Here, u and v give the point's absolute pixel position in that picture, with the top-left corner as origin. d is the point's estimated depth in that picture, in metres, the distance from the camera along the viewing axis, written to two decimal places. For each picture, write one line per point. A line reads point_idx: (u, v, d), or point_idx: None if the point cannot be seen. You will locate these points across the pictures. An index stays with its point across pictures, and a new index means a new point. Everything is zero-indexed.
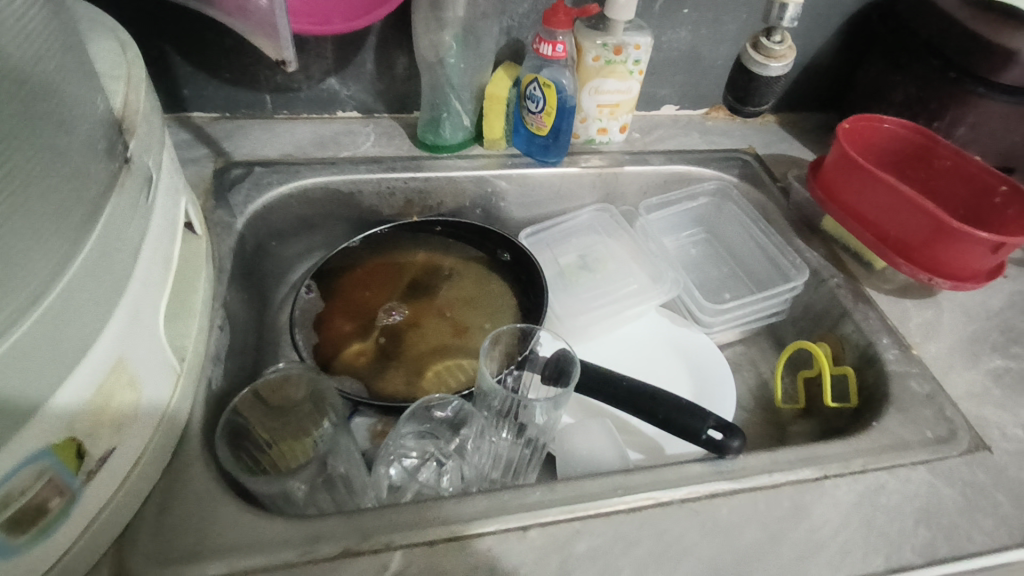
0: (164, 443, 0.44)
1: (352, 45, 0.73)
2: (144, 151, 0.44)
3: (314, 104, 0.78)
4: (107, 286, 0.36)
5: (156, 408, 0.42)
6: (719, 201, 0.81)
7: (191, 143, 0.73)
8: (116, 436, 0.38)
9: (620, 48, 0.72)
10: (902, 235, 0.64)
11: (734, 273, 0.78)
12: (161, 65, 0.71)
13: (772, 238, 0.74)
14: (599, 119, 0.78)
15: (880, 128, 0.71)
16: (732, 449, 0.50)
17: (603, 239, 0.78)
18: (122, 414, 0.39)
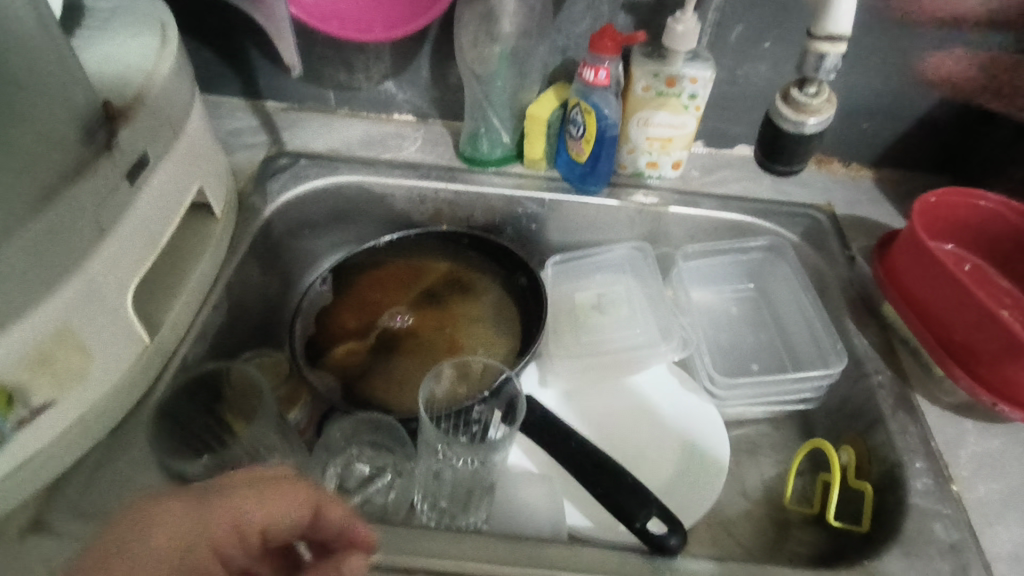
0: (115, 404, 0.48)
1: (408, 52, 0.74)
2: (140, 139, 0.48)
3: (373, 105, 0.80)
4: (52, 262, 0.40)
5: (110, 372, 0.47)
6: (770, 259, 0.72)
7: (255, 129, 0.78)
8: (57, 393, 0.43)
9: (674, 80, 0.66)
10: (966, 344, 0.54)
11: (773, 344, 0.68)
12: (240, 56, 0.77)
13: (819, 317, 0.65)
14: (648, 152, 0.72)
15: (974, 207, 0.59)
16: (670, 548, 0.45)
17: (623, 279, 0.74)
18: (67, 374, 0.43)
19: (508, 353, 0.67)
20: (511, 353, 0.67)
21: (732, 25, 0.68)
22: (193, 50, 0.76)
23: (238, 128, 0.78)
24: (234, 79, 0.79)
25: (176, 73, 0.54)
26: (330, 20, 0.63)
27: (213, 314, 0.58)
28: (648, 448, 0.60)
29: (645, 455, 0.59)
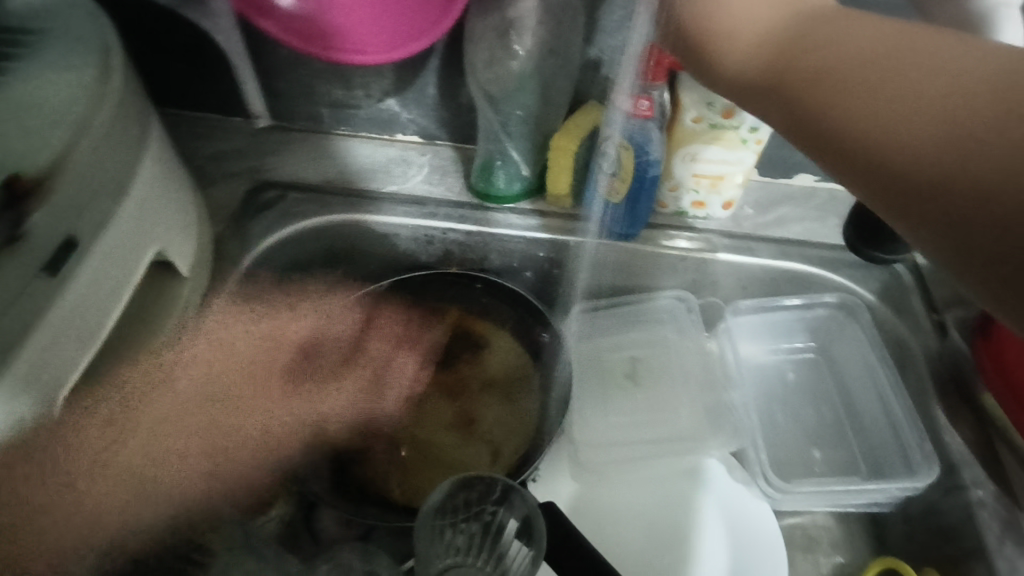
0: (86, 476, 0.46)
1: (412, 67, 0.62)
2: (65, 218, 0.39)
3: (373, 125, 0.68)
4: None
5: (74, 446, 0.45)
6: (841, 321, 0.62)
7: (237, 154, 0.67)
8: (19, 475, 0.41)
9: (732, 110, 0.54)
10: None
11: (842, 429, 0.59)
12: (210, 68, 0.64)
13: (901, 407, 0.55)
14: (694, 190, 0.61)
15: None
16: None
17: (660, 334, 0.63)
18: (29, 457, 0.41)
19: (526, 432, 0.57)
20: (530, 428, 0.58)
21: None
22: (156, 61, 0.64)
23: (218, 152, 0.67)
24: (207, 94, 0.67)
25: (112, 122, 0.43)
26: (320, 40, 0.53)
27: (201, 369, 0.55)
28: (693, 562, 0.53)
29: (684, 551, 0.53)
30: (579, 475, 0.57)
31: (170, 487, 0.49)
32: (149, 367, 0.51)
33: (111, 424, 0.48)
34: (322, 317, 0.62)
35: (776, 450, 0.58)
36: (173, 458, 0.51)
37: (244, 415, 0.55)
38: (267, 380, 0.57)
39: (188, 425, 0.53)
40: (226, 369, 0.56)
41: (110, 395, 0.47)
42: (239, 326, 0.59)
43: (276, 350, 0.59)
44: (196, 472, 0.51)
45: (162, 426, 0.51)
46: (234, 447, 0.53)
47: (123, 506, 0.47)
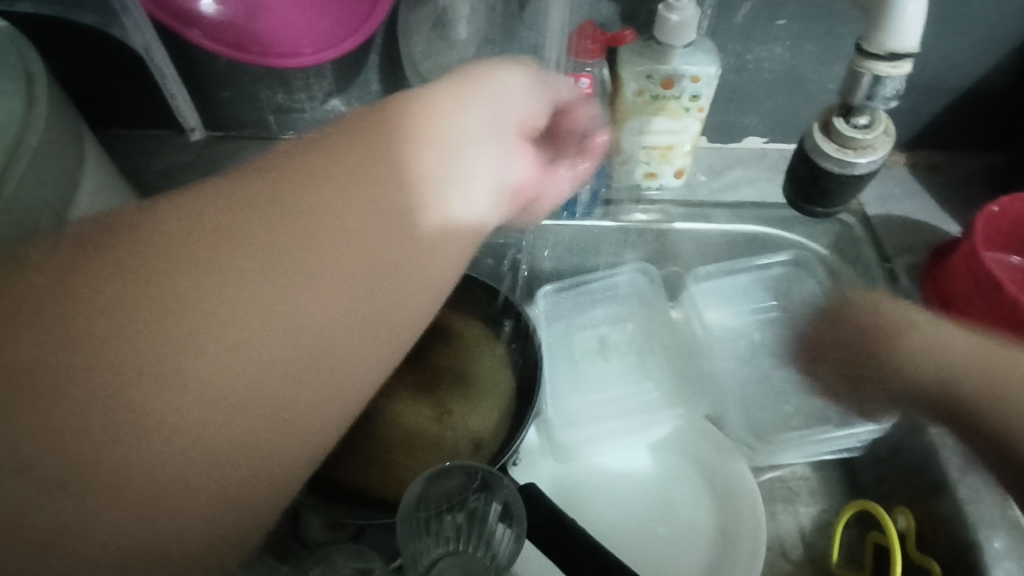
0: (194, 325, 0.29)
1: (352, 65, 0.61)
2: None
3: (321, 127, 0.67)
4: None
5: (155, 294, 0.29)
6: (796, 275, 0.65)
7: (187, 168, 0.67)
8: (141, 241, 0.30)
9: (671, 82, 0.55)
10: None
11: (804, 381, 0.61)
12: (143, 85, 0.62)
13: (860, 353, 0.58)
14: (646, 162, 0.62)
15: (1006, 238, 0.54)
16: None
17: (627, 308, 0.65)
18: (184, 246, 0.30)
19: (502, 412, 0.58)
20: (505, 411, 0.58)
21: (740, 3, 0.55)
22: (90, 80, 0.62)
23: (168, 167, 0.66)
24: (146, 108, 0.65)
25: (46, 150, 0.43)
26: (250, 46, 0.53)
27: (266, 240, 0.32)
28: (679, 526, 0.54)
29: (671, 519, 0.55)
30: (561, 457, 0.57)
31: (203, 365, 0.29)
32: (328, 177, 0.35)
33: (212, 266, 0.30)
34: (501, 116, 0.44)
35: (751, 409, 0.59)
36: (288, 300, 0.32)
37: (363, 206, 0.35)
38: (426, 216, 0.38)
39: (312, 230, 0.33)
40: (359, 154, 0.37)
41: (254, 243, 0.32)
42: (405, 133, 0.40)
43: (443, 161, 0.40)
44: (322, 306, 0.33)
45: (319, 262, 0.33)
46: (410, 240, 0.37)
47: (123, 373, 0.27)
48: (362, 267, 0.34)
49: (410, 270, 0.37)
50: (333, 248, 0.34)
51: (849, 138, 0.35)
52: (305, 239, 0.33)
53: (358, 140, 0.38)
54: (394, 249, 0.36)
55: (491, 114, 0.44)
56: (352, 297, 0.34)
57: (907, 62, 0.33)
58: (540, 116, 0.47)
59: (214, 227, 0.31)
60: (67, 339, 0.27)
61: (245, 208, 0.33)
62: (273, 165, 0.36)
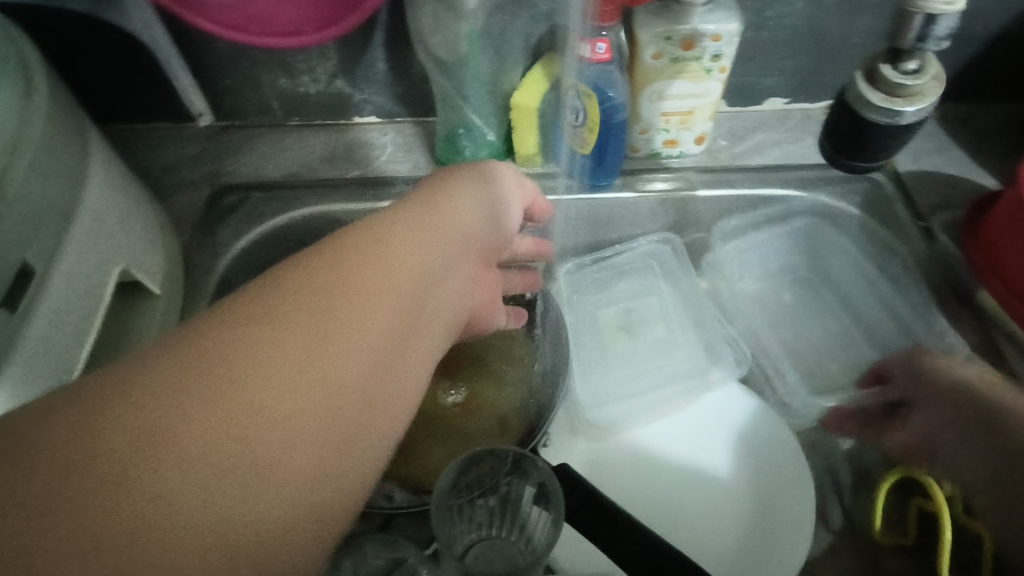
0: (171, 472, 0.23)
1: (356, 44, 0.59)
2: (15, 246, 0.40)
3: (328, 111, 0.65)
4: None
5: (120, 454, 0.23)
6: (830, 226, 0.62)
7: (194, 160, 0.65)
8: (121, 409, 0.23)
9: (691, 42, 0.52)
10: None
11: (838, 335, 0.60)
12: (144, 76, 0.61)
13: (901, 301, 0.58)
14: (665, 129, 0.59)
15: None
16: None
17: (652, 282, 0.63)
18: (192, 354, 0.26)
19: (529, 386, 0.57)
20: (533, 391, 0.57)
21: None
22: (90, 74, 0.60)
23: (174, 160, 0.65)
24: (148, 101, 0.63)
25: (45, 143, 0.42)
26: (249, 26, 0.52)
27: (244, 381, 0.26)
28: (718, 501, 0.53)
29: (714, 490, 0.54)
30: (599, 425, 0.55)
31: (188, 484, 0.23)
32: (304, 308, 0.29)
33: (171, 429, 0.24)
34: (480, 214, 0.43)
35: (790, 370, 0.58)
36: (281, 416, 0.26)
37: (369, 310, 0.31)
38: (424, 327, 0.34)
39: (303, 336, 0.28)
40: (345, 277, 0.31)
41: (223, 399, 0.25)
42: (403, 232, 0.36)
43: (438, 261, 0.37)
44: (311, 429, 0.27)
45: (322, 372, 0.28)
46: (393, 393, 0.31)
47: (116, 489, 0.22)
48: (365, 375, 0.29)
49: (401, 378, 0.32)
50: (332, 360, 0.28)
51: (897, 85, 0.32)
52: (308, 346, 0.28)
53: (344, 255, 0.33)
54: (393, 353, 0.31)
55: (471, 212, 0.42)
56: (342, 412, 0.28)
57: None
58: (499, 230, 0.45)
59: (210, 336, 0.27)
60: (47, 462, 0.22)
61: (244, 312, 0.28)
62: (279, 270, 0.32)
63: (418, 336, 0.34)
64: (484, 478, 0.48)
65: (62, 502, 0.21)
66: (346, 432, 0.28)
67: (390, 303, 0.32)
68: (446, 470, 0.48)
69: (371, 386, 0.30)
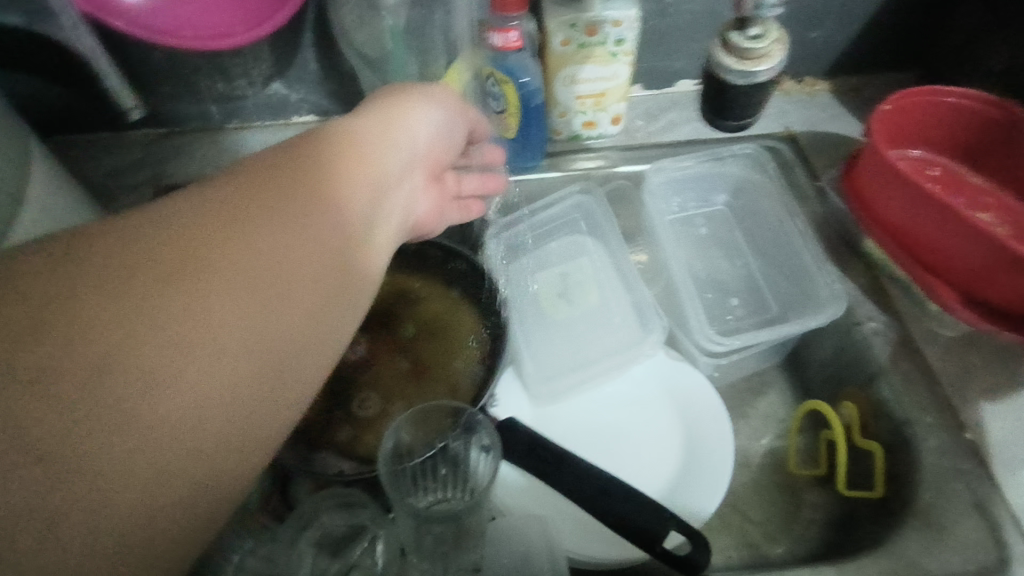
0: (177, 318, 0.28)
1: (287, 45, 0.62)
2: None
3: (266, 111, 0.68)
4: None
5: (123, 297, 0.27)
6: (748, 171, 0.65)
7: (136, 166, 0.67)
8: (122, 269, 0.28)
9: (594, 28, 0.57)
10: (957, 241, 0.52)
11: (754, 269, 0.64)
12: (82, 86, 0.63)
13: (810, 244, 0.59)
14: (582, 111, 0.64)
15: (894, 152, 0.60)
16: (698, 564, 0.45)
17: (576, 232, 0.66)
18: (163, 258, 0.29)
19: (478, 353, 0.60)
20: (479, 359, 0.60)
21: None
22: (26, 85, 0.62)
23: (117, 167, 0.67)
24: (88, 112, 0.65)
25: None
26: (179, 31, 0.54)
27: (231, 248, 0.30)
28: (654, 446, 0.57)
29: (648, 428, 0.58)
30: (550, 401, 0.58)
31: (199, 323, 0.28)
32: (277, 193, 0.33)
33: (168, 285, 0.28)
34: (437, 128, 0.47)
35: (712, 311, 0.62)
36: (269, 272, 0.31)
37: (337, 197, 0.36)
38: (382, 217, 0.39)
39: (263, 245, 0.32)
40: (311, 170, 0.36)
41: (210, 263, 0.30)
42: (350, 150, 0.39)
43: (398, 166, 0.42)
44: (291, 292, 0.32)
45: (283, 278, 0.32)
46: (356, 266, 0.36)
47: (130, 337, 0.27)
48: (321, 283, 0.33)
49: (365, 256, 0.37)
50: (290, 269, 0.32)
51: (746, 49, 0.37)
52: (290, 219, 0.33)
53: (312, 151, 0.37)
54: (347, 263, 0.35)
55: (430, 128, 0.47)
56: (319, 279, 0.33)
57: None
58: (444, 150, 0.49)
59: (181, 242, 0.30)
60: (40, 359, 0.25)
61: (207, 220, 0.31)
62: (234, 178, 0.34)
63: (370, 249, 0.38)
64: (431, 438, 0.51)
65: (106, 319, 0.27)
66: (308, 330, 0.32)
67: (353, 194, 0.37)
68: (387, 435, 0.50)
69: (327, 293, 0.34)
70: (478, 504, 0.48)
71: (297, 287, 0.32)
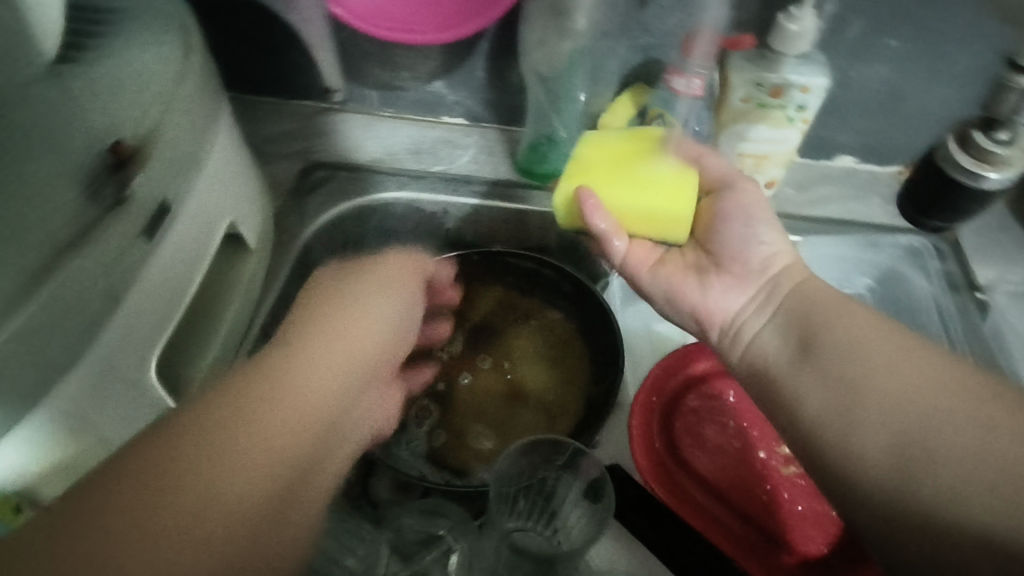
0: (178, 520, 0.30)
1: (461, 50, 0.63)
2: (162, 182, 0.42)
3: (420, 106, 0.70)
4: (38, 367, 0.35)
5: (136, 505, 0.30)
6: (903, 262, 0.62)
7: (291, 136, 0.69)
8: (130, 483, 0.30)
9: (780, 90, 0.55)
10: (734, 461, 0.53)
11: None
12: (266, 51, 0.66)
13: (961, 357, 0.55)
14: (739, 169, 0.62)
15: (657, 402, 0.55)
16: None
17: None
18: (196, 430, 0.34)
19: (581, 391, 0.60)
20: (580, 396, 0.59)
21: (853, 19, 0.55)
22: (215, 42, 0.65)
23: (273, 133, 0.69)
24: (263, 76, 0.68)
25: (194, 94, 0.45)
26: (375, 21, 0.56)
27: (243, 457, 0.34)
28: None
29: None
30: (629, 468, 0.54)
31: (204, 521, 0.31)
32: (246, 397, 0.37)
33: (164, 497, 0.31)
34: (402, 328, 0.48)
35: None
36: (252, 472, 0.34)
37: (294, 391, 0.38)
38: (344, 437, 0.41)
39: (247, 447, 0.34)
40: (267, 378, 0.38)
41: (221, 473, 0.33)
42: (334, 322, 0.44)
43: (363, 381, 0.43)
44: (262, 481, 0.34)
45: (265, 448, 0.35)
46: (322, 461, 0.39)
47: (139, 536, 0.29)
48: (308, 449, 0.37)
49: (330, 459, 0.40)
50: (278, 415, 0.37)
51: (986, 151, 0.39)
52: (247, 417, 0.36)
53: (272, 359, 0.40)
54: (317, 452, 0.38)
55: (394, 319, 0.47)
56: (289, 465, 0.36)
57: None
58: (408, 336, 0.49)
59: (204, 415, 0.35)
60: (102, 512, 0.29)
61: (207, 417, 0.35)
62: (221, 397, 0.36)
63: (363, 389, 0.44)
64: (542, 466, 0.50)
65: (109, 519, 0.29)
66: (303, 462, 0.37)
67: (299, 383, 0.39)
68: (502, 453, 0.49)
69: (303, 425, 0.38)
70: (580, 544, 0.46)
71: (270, 480, 0.35)
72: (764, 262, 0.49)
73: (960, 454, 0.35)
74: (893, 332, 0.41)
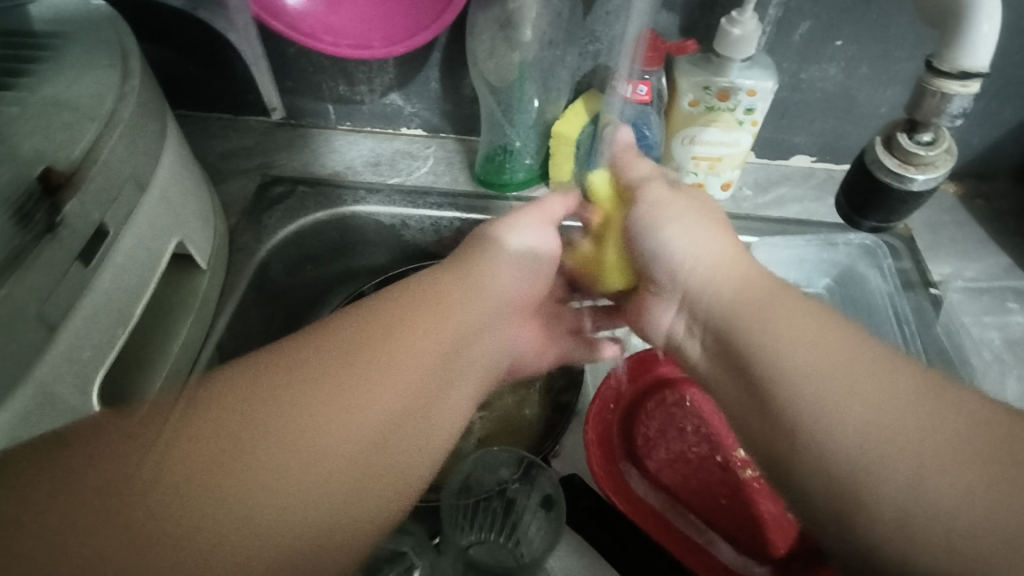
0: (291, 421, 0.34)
1: (414, 63, 0.63)
2: (97, 207, 0.42)
3: (378, 119, 0.70)
4: None
5: (270, 395, 0.35)
6: (860, 262, 0.62)
7: (247, 152, 0.69)
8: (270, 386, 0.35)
9: (726, 94, 0.56)
10: (693, 467, 0.53)
11: None
12: (220, 69, 0.65)
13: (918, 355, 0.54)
14: (693, 173, 0.62)
15: (615, 409, 0.54)
16: None
17: None
18: (305, 362, 0.37)
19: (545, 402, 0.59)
20: (543, 406, 0.59)
21: (798, 21, 0.56)
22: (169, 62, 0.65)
23: (230, 150, 0.69)
24: (217, 93, 0.68)
25: (133, 117, 0.45)
26: (323, 36, 0.56)
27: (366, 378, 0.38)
28: None
29: None
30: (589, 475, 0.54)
31: (310, 431, 0.34)
32: (378, 331, 0.41)
33: (281, 399, 0.35)
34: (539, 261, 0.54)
35: None
36: (367, 396, 0.37)
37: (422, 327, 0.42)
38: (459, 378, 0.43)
39: (369, 372, 0.38)
40: (398, 316, 0.42)
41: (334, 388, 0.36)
42: (399, 329, 0.41)
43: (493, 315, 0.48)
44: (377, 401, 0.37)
45: (383, 377, 0.38)
46: (437, 399, 0.41)
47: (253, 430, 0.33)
48: (422, 381, 0.40)
49: (445, 401, 0.42)
50: (380, 374, 0.38)
51: (910, 153, 0.40)
52: (373, 347, 0.39)
53: (411, 295, 0.45)
54: (431, 388, 0.41)
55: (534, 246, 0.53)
56: (408, 395, 0.39)
57: (978, 81, 0.35)
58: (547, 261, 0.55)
59: (339, 342, 0.39)
60: (239, 402, 0.34)
61: (323, 351, 0.39)
62: (361, 327, 0.41)
63: (464, 361, 0.44)
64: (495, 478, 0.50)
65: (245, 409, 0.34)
66: (417, 396, 0.39)
67: (422, 318, 0.43)
68: (456, 468, 0.49)
69: (405, 391, 0.39)
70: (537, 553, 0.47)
71: (383, 403, 0.37)
72: (693, 263, 0.45)
73: (919, 486, 0.29)
74: (844, 339, 0.35)
